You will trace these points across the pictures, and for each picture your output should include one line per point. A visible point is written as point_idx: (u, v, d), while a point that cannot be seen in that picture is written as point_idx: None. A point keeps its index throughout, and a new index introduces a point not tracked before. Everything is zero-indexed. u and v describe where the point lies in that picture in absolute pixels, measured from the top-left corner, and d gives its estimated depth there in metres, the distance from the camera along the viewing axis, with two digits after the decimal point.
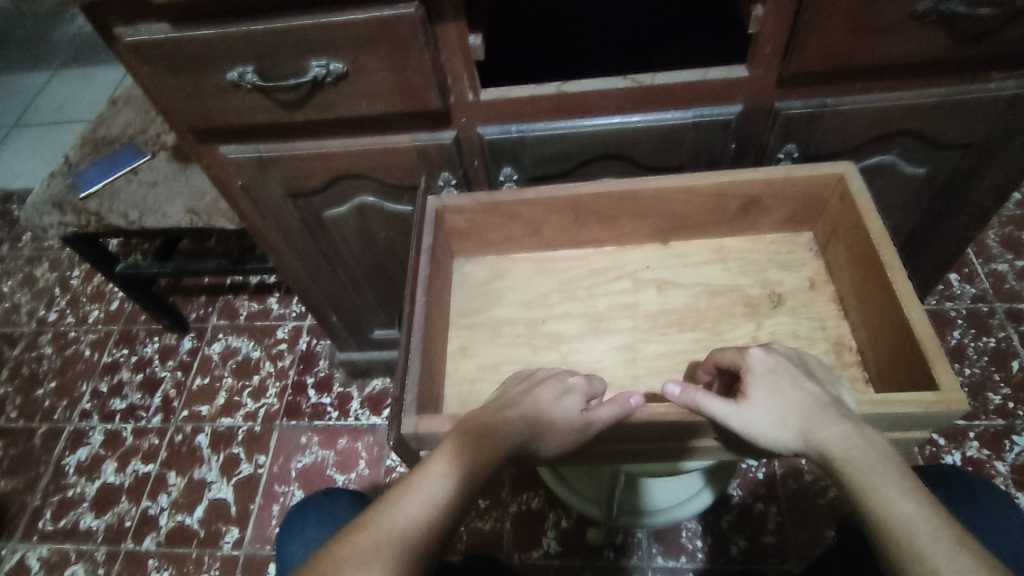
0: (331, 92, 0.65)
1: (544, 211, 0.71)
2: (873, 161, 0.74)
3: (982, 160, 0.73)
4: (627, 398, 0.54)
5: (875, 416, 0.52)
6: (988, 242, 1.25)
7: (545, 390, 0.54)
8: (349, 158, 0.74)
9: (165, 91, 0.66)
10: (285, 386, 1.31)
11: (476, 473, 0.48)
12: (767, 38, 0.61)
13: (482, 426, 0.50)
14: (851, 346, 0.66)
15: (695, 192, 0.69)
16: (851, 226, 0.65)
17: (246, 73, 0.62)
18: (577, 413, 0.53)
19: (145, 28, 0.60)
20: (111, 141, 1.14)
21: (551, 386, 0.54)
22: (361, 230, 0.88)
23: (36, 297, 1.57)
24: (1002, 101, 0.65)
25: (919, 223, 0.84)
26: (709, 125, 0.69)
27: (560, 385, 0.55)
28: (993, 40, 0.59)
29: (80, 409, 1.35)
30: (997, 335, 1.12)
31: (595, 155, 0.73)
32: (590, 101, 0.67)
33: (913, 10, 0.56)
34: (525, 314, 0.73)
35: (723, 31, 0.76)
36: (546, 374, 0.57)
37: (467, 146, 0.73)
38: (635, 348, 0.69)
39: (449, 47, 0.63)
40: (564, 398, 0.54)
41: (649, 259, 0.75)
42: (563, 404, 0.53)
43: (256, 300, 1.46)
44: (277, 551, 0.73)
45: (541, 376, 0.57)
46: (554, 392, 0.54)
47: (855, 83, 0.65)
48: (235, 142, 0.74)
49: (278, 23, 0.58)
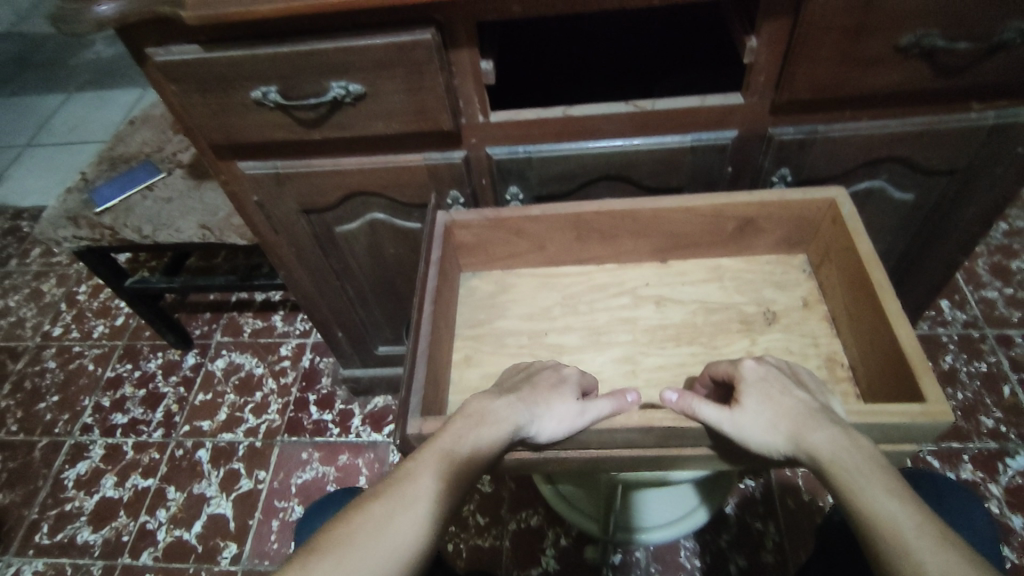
0: (349, 111, 0.68)
1: (548, 228, 0.74)
2: (863, 186, 0.78)
3: (966, 186, 0.77)
4: (626, 393, 0.58)
5: (865, 426, 0.54)
6: (978, 269, 1.28)
7: (542, 382, 0.58)
8: (362, 175, 0.78)
9: (191, 109, 0.69)
10: (287, 403, 1.32)
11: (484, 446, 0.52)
12: (761, 68, 0.65)
13: (487, 411, 0.54)
14: (843, 362, 0.68)
15: (694, 212, 0.72)
16: (842, 247, 0.68)
17: (269, 92, 0.65)
18: (572, 398, 0.57)
19: (175, 48, 0.64)
20: (128, 159, 1.18)
21: (547, 376, 0.59)
22: (371, 247, 0.91)
23: (41, 312, 1.58)
24: (983, 130, 0.69)
25: (908, 247, 0.88)
26: (706, 149, 0.72)
27: (555, 375, 0.60)
28: (972, 73, 0.63)
29: (81, 423, 1.36)
30: (988, 359, 1.15)
31: (597, 176, 0.77)
32: (594, 125, 0.71)
33: (897, 44, 0.60)
34: (528, 327, 0.75)
35: (723, 61, 0.79)
36: (540, 368, 0.62)
37: (475, 165, 0.77)
38: (635, 360, 0.71)
39: (463, 72, 0.67)
40: (560, 388, 0.58)
41: (649, 276, 0.78)
42: (561, 395, 0.57)
43: (260, 317, 1.48)
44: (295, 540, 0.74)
45: (537, 368, 0.62)
46: (549, 381, 0.59)
47: (844, 111, 0.69)
48: (253, 158, 0.77)
49: (302, 46, 0.62)
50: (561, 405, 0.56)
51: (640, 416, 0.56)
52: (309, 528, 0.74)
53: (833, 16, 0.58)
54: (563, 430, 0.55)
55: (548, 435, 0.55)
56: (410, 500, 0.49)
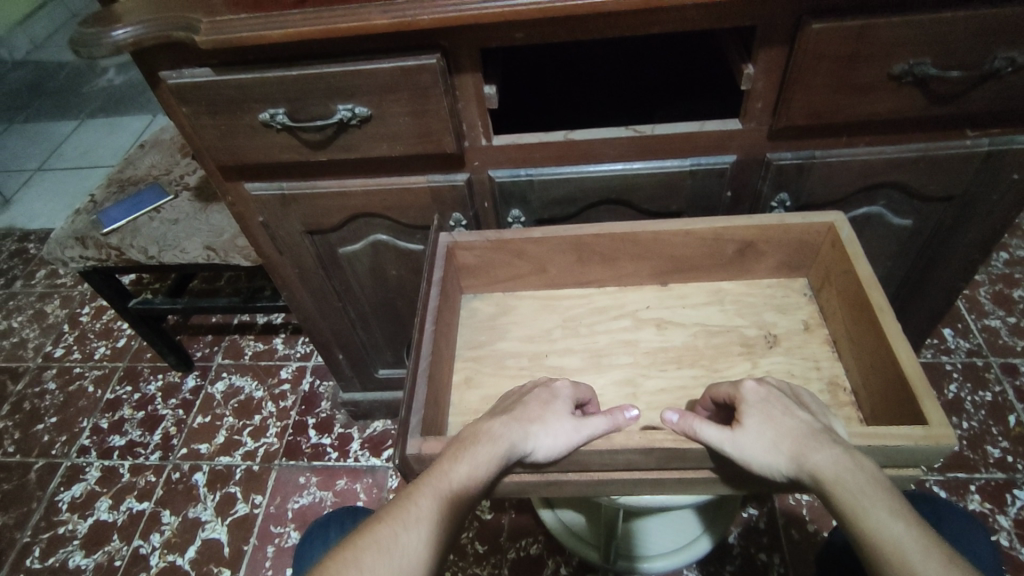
0: (355, 133, 0.70)
1: (549, 250, 0.75)
2: (861, 212, 0.78)
3: (964, 213, 0.78)
4: (625, 410, 0.58)
5: (868, 449, 0.53)
6: (980, 298, 1.28)
7: (535, 401, 0.58)
8: (366, 197, 0.79)
9: (201, 130, 0.71)
10: (286, 426, 1.31)
11: (486, 468, 0.51)
12: (758, 94, 0.66)
13: (487, 433, 0.53)
14: (845, 386, 0.68)
15: (694, 235, 0.72)
16: (842, 271, 0.69)
17: (277, 114, 0.67)
18: (567, 415, 0.57)
19: (188, 72, 0.66)
20: (136, 181, 1.20)
21: (539, 393, 0.59)
22: (374, 268, 0.92)
23: (43, 333, 1.59)
24: (979, 156, 0.70)
25: (909, 273, 0.88)
26: (705, 173, 0.73)
27: (548, 392, 0.59)
28: (965, 101, 0.64)
29: (78, 445, 1.35)
30: (993, 388, 1.14)
31: (597, 199, 0.78)
32: (595, 149, 0.72)
33: (890, 72, 0.62)
34: (528, 349, 0.75)
35: (722, 89, 0.81)
36: (533, 387, 0.61)
37: (478, 188, 0.78)
38: (635, 382, 0.71)
39: (466, 96, 0.68)
40: (553, 404, 0.58)
41: (649, 299, 0.78)
42: (556, 413, 0.56)
43: (262, 340, 1.48)
44: (296, 558, 0.72)
45: (529, 389, 0.61)
46: (543, 398, 0.58)
47: (840, 137, 0.70)
48: (260, 180, 0.79)
49: (310, 69, 0.64)
50: (557, 422, 0.55)
51: (640, 436, 0.55)
52: (311, 547, 0.72)
53: (827, 44, 0.60)
54: (560, 447, 0.54)
55: (544, 454, 0.54)
56: (414, 527, 0.48)
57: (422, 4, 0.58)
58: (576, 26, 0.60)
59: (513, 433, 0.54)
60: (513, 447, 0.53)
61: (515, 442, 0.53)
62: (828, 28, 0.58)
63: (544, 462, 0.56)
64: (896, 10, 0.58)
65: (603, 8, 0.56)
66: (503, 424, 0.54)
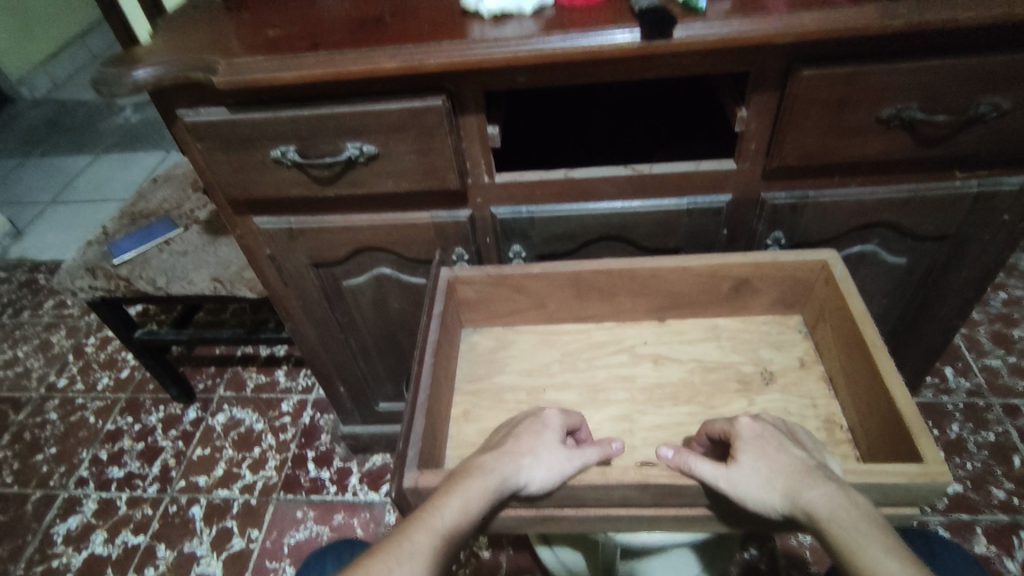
0: (362, 171, 0.72)
1: (549, 285, 0.76)
2: (856, 251, 0.80)
3: (957, 252, 0.79)
4: (611, 442, 0.61)
5: (864, 485, 0.53)
6: (979, 337, 1.29)
7: (525, 431, 0.58)
8: (371, 232, 0.81)
9: (213, 165, 0.74)
10: (285, 459, 1.31)
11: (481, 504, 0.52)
12: (752, 136, 0.69)
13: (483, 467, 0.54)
14: (842, 423, 0.68)
15: (690, 272, 0.74)
16: (836, 308, 0.70)
17: (287, 151, 0.70)
18: (557, 444, 0.57)
19: (204, 111, 0.69)
20: (148, 214, 1.23)
21: (530, 423, 0.59)
22: (377, 302, 0.93)
23: (48, 363, 1.60)
24: (968, 197, 0.72)
25: (905, 311, 0.89)
26: (701, 212, 0.75)
27: (537, 423, 0.59)
28: (952, 144, 0.66)
29: (76, 476, 1.34)
30: (996, 428, 1.13)
31: (597, 236, 0.79)
32: (594, 187, 0.74)
33: (879, 115, 0.64)
34: (527, 383, 0.76)
35: (718, 132, 0.83)
36: (524, 417, 0.62)
37: (480, 224, 0.80)
38: (633, 418, 0.71)
39: (470, 136, 0.71)
40: (541, 434, 0.58)
41: (647, 335, 0.79)
42: (546, 444, 0.57)
43: (263, 373, 1.49)
44: None
45: (520, 418, 0.62)
46: (532, 428, 0.59)
47: (832, 177, 0.72)
48: (269, 214, 0.81)
49: (321, 109, 0.67)
50: (547, 452, 0.56)
51: (637, 471, 0.56)
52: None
53: (817, 89, 0.62)
54: (553, 478, 0.55)
55: (538, 485, 0.55)
56: (407, 563, 0.48)
57: (429, 50, 0.61)
58: (575, 72, 0.63)
59: (506, 465, 0.54)
60: (507, 479, 0.53)
61: (508, 475, 0.53)
62: (818, 74, 0.61)
63: (539, 494, 0.56)
64: (883, 57, 0.60)
65: (601, 55, 0.59)
66: (496, 457, 0.55)
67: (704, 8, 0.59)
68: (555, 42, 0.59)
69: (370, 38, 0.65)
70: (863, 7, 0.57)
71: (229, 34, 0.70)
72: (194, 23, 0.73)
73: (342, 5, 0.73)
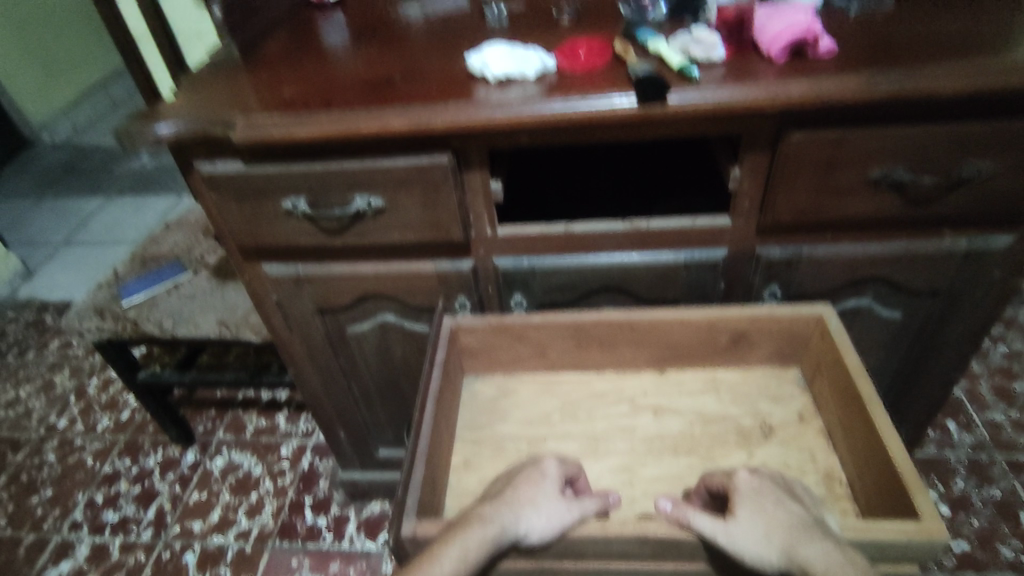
0: (369, 222, 0.75)
1: (549, 335, 0.78)
2: (851, 305, 0.81)
3: (950, 308, 0.80)
4: (609, 494, 0.62)
5: (862, 542, 0.53)
6: (982, 391, 1.28)
7: (524, 481, 0.58)
8: (376, 280, 0.83)
9: (226, 214, 0.76)
10: (282, 505, 1.29)
11: (478, 555, 0.51)
12: (745, 193, 0.71)
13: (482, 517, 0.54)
14: (841, 478, 0.68)
15: (688, 325, 0.75)
16: (832, 361, 0.71)
17: (298, 203, 0.73)
18: (557, 496, 0.57)
19: (220, 164, 0.72)
20: (159, 258, 1.25)
21: (529, 472, 0.59)
22: (380, 349, 0.95)
23: (49, 404, 1.60)
24: (958, 255, 0.74)
25: (903, 365, 0.90)
26: (698, 265, 0.77)
27: (536, 471, 0.59)
28: (939, 204, 0.69)
29: (70, 520, 1.33)
30: (1001, 485, 1.12)
31: (597, 286, 0.81)
32: (593, 240, 0.77)
33: (868, 176, 0.66)
34: (527, 432, 0.76)
35: (714, 188, 0.86)
36: (522, 466, 0.62)
37: (483, 274, 0.82)
38: (632, 469, 0.72)
39: (474, 191, 0.74)
40: (541, 484, 0.58)
41: (647, 385, 0.80)
42: (546, 495, 0.57)
43: (264, 416, 1.48)
44: None
45: (519, 468, 0.62)
46: (531, 477, 0.59)
47: (825, 233, 0.74)
48: (277, 262, 0.83)
49: (332, 164, 0.70)
50: (547, 504, 0.56)
51: (635, 525, 0.56)
52: None
53: (807, 151, 0.65)
54: (551, 530, 0.55)
55: (537, 537, 0.55)
56: None
57: (437, 111, 0.65)
58: (575, 132, 0.66)
59: (504, 516, 0.54)
60: (505, 530, 0.53)
61: (505, 525, 0.53)
62: (807, 137, 0.64)
63: (538, 545, 0.56)
64: (869, 122, 0.63)
65: (600, 117, 0.63)
66: (495, 508, 0.55)
67: (697, 76, 0.63)
68: (557, 105, 0.63)
69: (380, 98, 0.68)
70: (847, 77, 0.60)
71: (247, 93, 0.73)
72: (214, 81, 0.78)
73: (356, 67, 0.77)
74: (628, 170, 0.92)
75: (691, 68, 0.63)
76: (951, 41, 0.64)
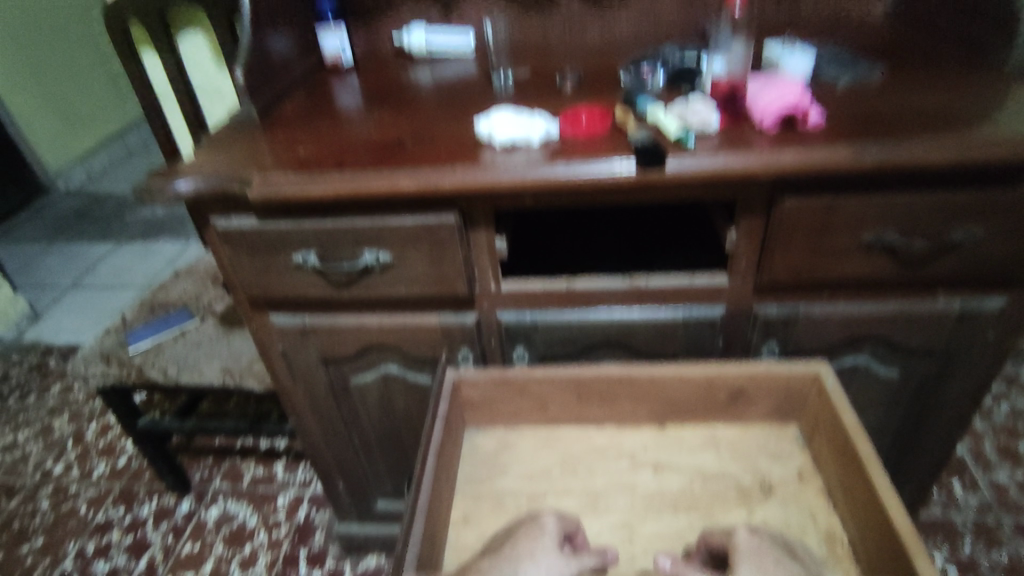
0: (376, 276, 0.77)
1: (550, 389, 0.79)
2: (849, 364, 0.82)
3: (947, 367, 0.81)
4: (606, 551, 0.63)
5: None
6: (986, 450, 1.27)
7: (523, 536, 0.58)
8: (381, 332, 0.84)
9: (238, 266, 0.79)
10: (276, 558, 1.27)
11: None
12: (742, 254, 0.73)
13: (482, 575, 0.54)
14: (842, 539, 0.68)
15: (687, 381, 0.76)
16: (830, 419, 0.71)
17: (308, 257, 0.75)
18: (555, 550, 0.57)
19: (235, 219, 0.75)
20: (167, 305, 1.28)
21: (528, 527, 0.59)
22: (382, 399, 0.95)
23: (46, 449, 1.59)
24: (951, 316, 0.76)
25: (903, 424, 0.90)
26: (697, 322, 0.79)
27: (536, 525, 0.60)
28: (931, 267, 0.71)
29: (60, 570, 1.30)
30: (1009, 548, 1.10)
31: (599, 341, 0.83)
32: (595, 296, 0.79)
33: (861, 240, 0.69)
34: (527, 487, 0.76)
35: (712, 246, 0.89)
36: (523, 519, 0.62)
37: (486, 327, 0.83)
38: (632, 527, 0.71)
39: (479, 248, 0.76)
40: (541, 539, 0.58)
41: (647, 440, 0.80)
42: (545, 549, 0.57)
43: (262, 465, 1.47)
44: None
45: (519, 522, 0.62)
46: (530, 531, 0.59)
47: (821, 293, 0.76)
48: (284, 312, 0.85)
49: (343, 221, 0.73)
50: (545, 557, 0.56)
51: None
52: None
53: (800, 216, 0.68)
54: None
55: None
56: None
57: (445, 173, 0.68)
58: (577, 194, 0.69)
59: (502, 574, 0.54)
60: None
61: None
62: (799, 202, 0.67)
63: None
64: (859, 189, 0.66)
65: (600, 181, 0.66)
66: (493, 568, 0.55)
67: (693, 144, 0.66)
68: (559, 170, 0.66)
69: (392, 160, 0.71)
70: (835, 147, 0.63)
71: (264, 152, 0.77)
72: (233, 140, 0.81)
73: (369, 129, 0.81)
74: (629, 228, 0.95)
75: (687, 136, 0.67)
76: (934, 116, 0.67)
